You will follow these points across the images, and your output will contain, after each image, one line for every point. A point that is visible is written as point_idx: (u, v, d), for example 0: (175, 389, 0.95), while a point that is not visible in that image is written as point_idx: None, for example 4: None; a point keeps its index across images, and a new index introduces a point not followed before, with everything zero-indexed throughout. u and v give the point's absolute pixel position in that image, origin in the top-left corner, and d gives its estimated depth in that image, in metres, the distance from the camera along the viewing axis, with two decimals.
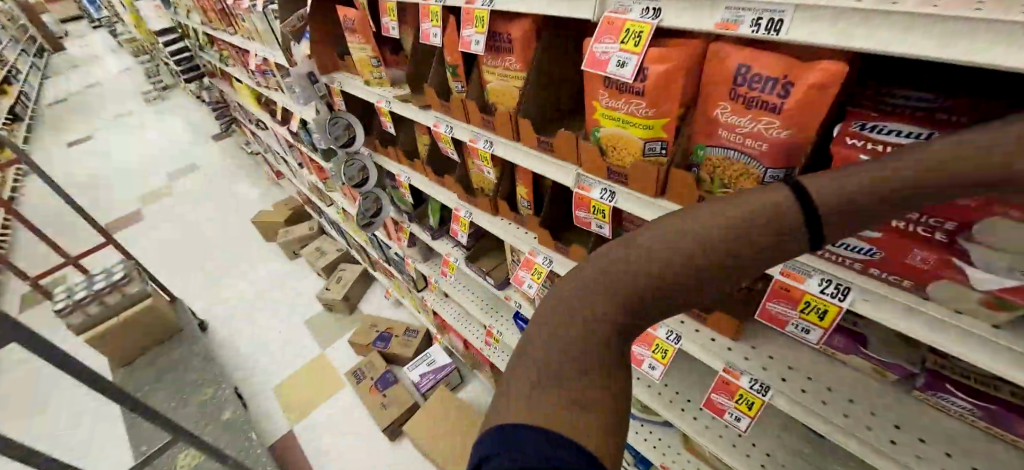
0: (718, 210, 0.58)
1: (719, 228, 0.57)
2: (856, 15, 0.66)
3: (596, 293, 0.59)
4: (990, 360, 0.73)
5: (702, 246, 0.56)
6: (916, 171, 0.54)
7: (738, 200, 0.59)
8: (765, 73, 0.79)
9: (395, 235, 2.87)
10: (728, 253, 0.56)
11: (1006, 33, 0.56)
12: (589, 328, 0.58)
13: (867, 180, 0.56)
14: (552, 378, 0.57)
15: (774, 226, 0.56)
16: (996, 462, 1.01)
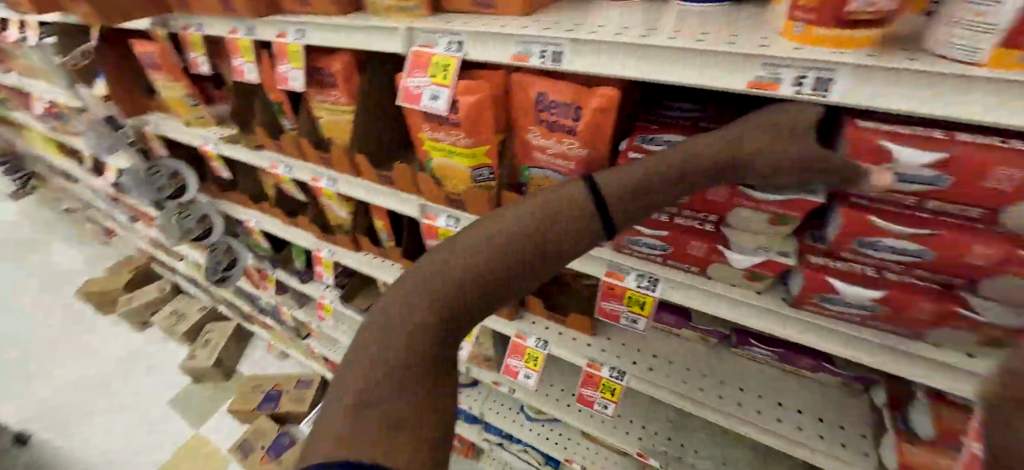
0: (524, 212, 0.67)
1: (524, 228, 0.66)
2: (617, 48, 0.76)
3: (423, 298, 0.64)
4: (762, 320, 0.89)
5: (511, 245, 0.65)
6: (670, 168, 0.70)
7: (542, 200, 0.69)
8: (559, 99, 0.87)
9: (260, 284, 2.52)
10: (533, 249, 0.66)
11: (720, 60, 0.68)
12: (418, 331, 0.63)
13: (636, 178, 0.70)
14: (383, 383, 0.62)
15: (569, 222, 0.67)
16: (791, 392, 1.32)
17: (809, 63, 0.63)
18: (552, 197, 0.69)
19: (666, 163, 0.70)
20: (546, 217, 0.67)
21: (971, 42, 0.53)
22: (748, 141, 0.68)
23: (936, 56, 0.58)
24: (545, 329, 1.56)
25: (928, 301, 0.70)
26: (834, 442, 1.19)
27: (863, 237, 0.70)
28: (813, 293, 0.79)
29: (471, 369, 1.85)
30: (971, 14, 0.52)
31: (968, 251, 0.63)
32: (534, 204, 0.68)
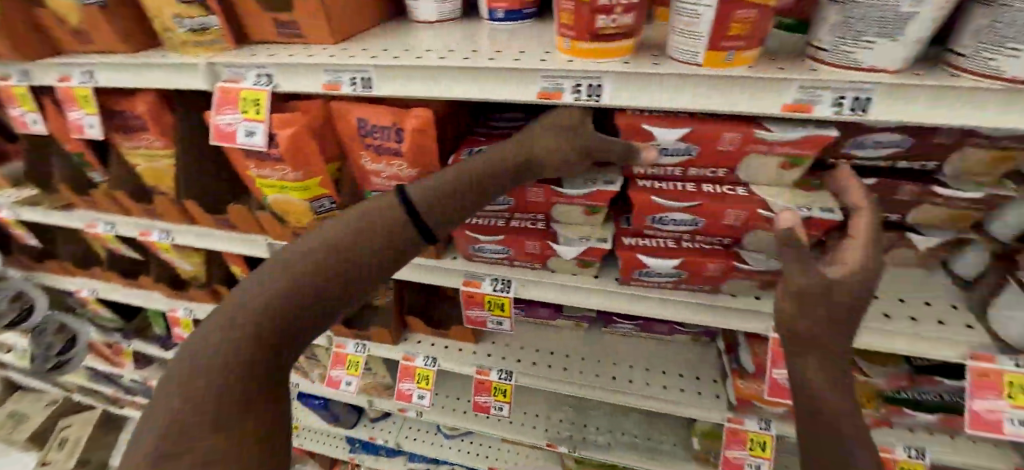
0: (346, 221, 0.69)
1: (346, 237, 0.67)
2: (422, 70, 0.81)
3: (240, 314, 0.62)
4: (607, 302, 0.97)
5: (332, 255, 0.65)
6: (480, 170, 0.75)
7: (365, 208, 0.70)
8: (381, 123, 0.89)
9: (114, 358, 2.11)
10: (356, 257, 0.66)
11: (510, 76, 0.77)
12: (236, 348, 0.61)
13: (452, 182, 0.74)
14: (192, 402, 0.59)
15: (390, 225, 0.69)
16: (657, 357, 1.44)
17: (579, 73, 0.73)
18: (374, 204, 0.71)
19: (477, 166, 0.76)
20: (368, 223, 0.68)
21: (689, 48, 0.65)
22: (543, 145, 0.77)
23: (669, 59, 0.71)
24: (431, 346, 1.52)
25: (717, 260, 0.83)
26: (693, 391, 1.34)
27: (655, 215, 0.82)
28: (632, 269, 0.89)
29: (373, 401, 1.75)
30: (684, 25, 0.64)
31: (726, 213, 0.77)
32: (356, 213, 0.70)
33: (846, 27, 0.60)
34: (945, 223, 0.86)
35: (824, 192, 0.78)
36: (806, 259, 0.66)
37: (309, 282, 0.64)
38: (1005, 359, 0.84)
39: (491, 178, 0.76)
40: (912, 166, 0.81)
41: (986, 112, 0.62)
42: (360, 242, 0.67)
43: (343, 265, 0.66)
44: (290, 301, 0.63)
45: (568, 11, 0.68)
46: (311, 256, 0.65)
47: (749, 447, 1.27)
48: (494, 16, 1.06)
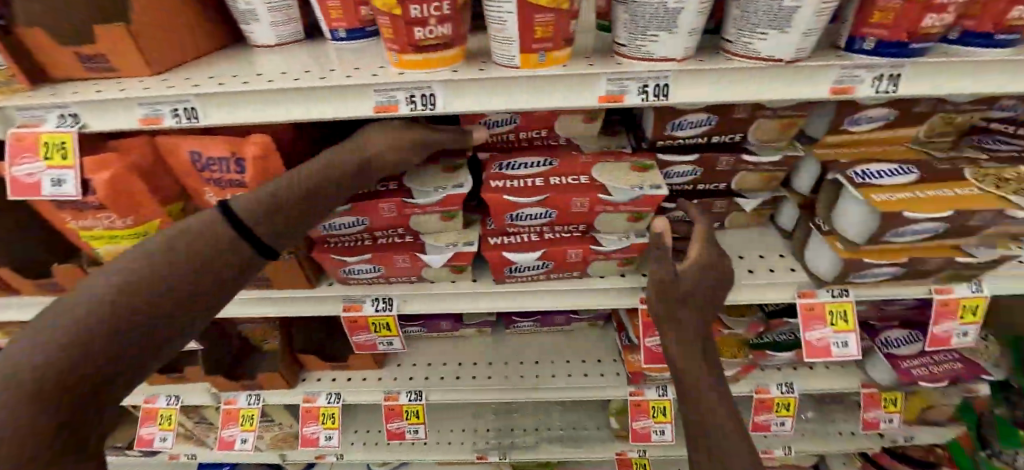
0: (176, 237, 0.67)
1: (172, 256, 0.65)
2: (252, 95, 0.79)
3: (47, 346, 0.57)
4: (489, 303, 0.98)
5: (160, 275, 0.64)
6: (321, 171, 0.74)
7: (196, 224, 0.69)
8: (216, 154, 0.85)
9: None
10: (188, 272, 0.65)
11: (345, 93, 0.78)
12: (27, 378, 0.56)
13: (290, 192, 0.72)
14: None
15: (227, 238, 0.69)
16: (567, 348, 1.40)
17: (411, 85, 0.76)
18: (206, 218, 0.70)
19: (316, 173, 0.74)
20: (202, 239, 0.67)
21: (505, 52, 0.72)
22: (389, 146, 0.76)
23: (493, 65, 0.77)
24: (333, 381, 1.34)
25: (576, 247, 0.88)
26: (601, 376, 1.33)
27: (510, 213, 0.85)
28: (502, 268, 0.91)
29: (284, 454, 1.55)
30: (497, 32, 0.70)
31: (572, 201, 0.83)
32: (188, 229, 0.68)
33: (633, 25, 0.69)
34: (760, 185, 0.99)
35: (653, 171, 0.86)
36: (668, 261, 0.78)
37: (136, 303, 0.62)
38: (825, 291, 0.97)
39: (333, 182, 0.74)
40: (724, 139, 0.92)
41: (756, 85, 0.75)
42: (193, 257, 0.66)
43: (173, 284, 0.64)
44: (110, 325, 0.60)
45: (387, 26, 0.71)
46: (135, 276, 0.63)
47: (651, 415, 1.32)
48: (336, 35, 1.01)
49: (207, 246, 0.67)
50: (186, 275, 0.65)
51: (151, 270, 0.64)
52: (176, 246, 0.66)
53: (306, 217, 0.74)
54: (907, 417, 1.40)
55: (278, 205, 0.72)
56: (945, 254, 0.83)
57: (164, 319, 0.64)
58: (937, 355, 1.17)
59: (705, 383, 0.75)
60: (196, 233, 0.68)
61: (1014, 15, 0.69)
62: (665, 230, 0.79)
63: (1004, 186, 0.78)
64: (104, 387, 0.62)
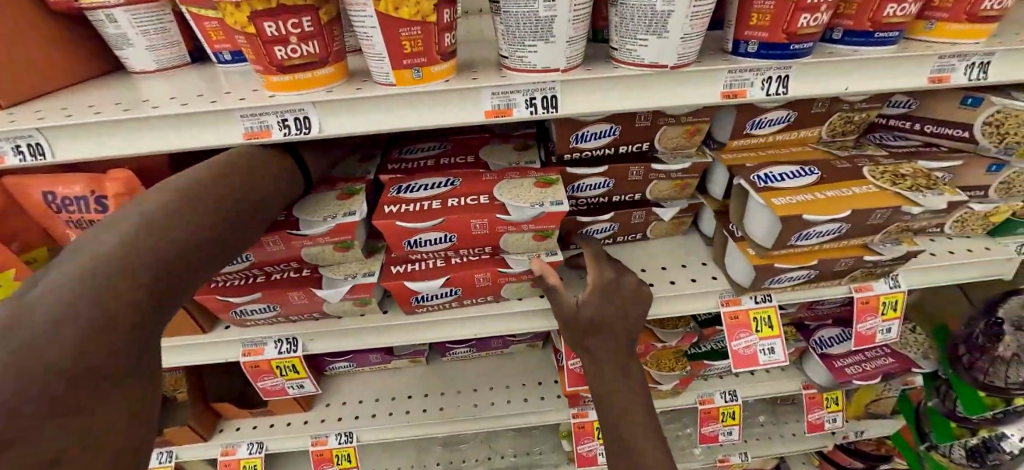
0: (142, 218, 0.54)
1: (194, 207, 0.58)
2: (104, 125, 0.71)
3: (35, 351, 0.40)
4: (402, 333, 0.91)
5: (143, 254, 0.51)
6: (254, 173, 0.69)
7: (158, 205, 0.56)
8: (73, 193, 0.76)
9: None
10: (173, 255, 0.53)
11: (210, 119, 0.71)
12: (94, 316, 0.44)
13: (231, 186, 0.64)
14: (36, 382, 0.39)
15: (198, 223, 0.58)
16: (508, 370, 1.32)
17: (282, 108, 0.70)
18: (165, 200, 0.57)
19: (245, 176, 0.67)
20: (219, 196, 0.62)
21: (380, 69, 0.68)
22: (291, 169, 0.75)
23: (371, 83, 0.72)
24: (254, 429, 1.21)
25: (482, 271, 0.83)
26: (542, 400, 1.24)
27: (409, 239, 0.78)
28: (408, 298, 0.84)
29: None
30: (367, 49, 0.66)
31: (471, 223, 0.77)
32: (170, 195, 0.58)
33: (510, 36, 0.67)
34: (676, 193, 0.96)
35: (557, 185, 0.81)
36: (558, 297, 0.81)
37: (134, 289, 0.48)
38: (746, 298, 0.92)
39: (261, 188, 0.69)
40: (632, 149, 0.89)
41: (646, 92, 0.73)
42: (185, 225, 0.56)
43: (162, 268, 0.52)
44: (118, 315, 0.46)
45: (246, 46, 0.66)
46: (113, 259, 0.48)
47: (596, 437, 1.23)
48: (220, 58, 0.94)
49: (184, 227, 0.56)
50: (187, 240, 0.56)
51: (131, 251, 0.50)
52: (167, 212, 0.56)
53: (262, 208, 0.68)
54: (855, 412, 1.38)
55: (233, 200, 0.64)
56: (855, 253, 0.81)
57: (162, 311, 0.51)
58: (868, 350, 1.12)
59: (628, 407, 0.76)
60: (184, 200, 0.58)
61: (887, 13, 0.71)
62: (546, 269, 0.82)
63: (899, 182, 0.78)
64: (127, 395, 0.47)
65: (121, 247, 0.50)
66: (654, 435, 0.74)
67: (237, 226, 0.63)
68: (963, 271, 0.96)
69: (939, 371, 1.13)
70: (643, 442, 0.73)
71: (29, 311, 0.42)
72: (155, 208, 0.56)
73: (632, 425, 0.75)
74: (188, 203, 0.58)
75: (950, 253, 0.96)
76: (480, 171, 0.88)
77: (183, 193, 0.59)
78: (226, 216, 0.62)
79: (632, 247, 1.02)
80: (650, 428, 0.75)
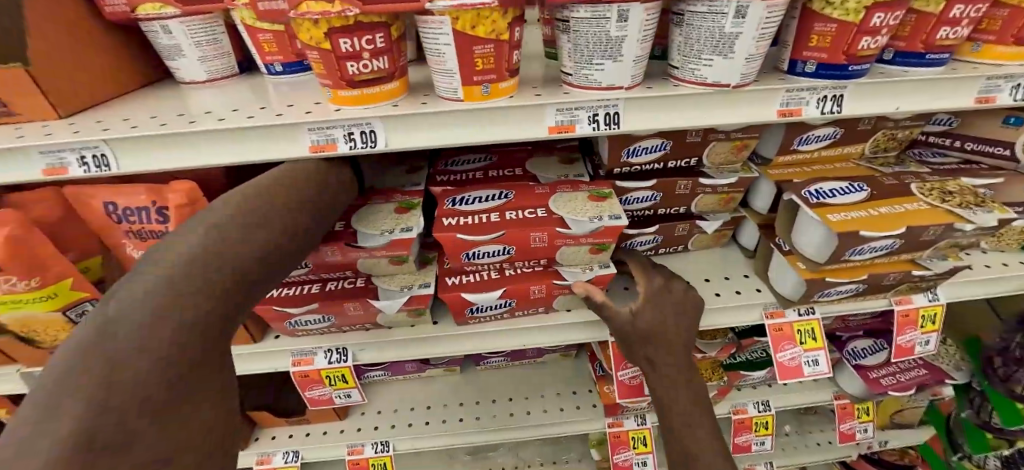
0: (213, 225, 0.58)
1: (284, 203, 0.65)
2: (171, 137, 0.72)
3: (139, 335, 0.47)
4: (452, 343, 0.91)
5: (212, 262, 0.55)
6: (313, 177, 0.72)
7: (229, 212, 0.60)
8: (134, 205, 0.77)
9: None
10: (241, 262, 0.57)
11: (276, 132, 0.72)
12: (197, 295, 0.52)
13: (295, 190, 0.68)
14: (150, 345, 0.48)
15: (262, 229, 0.61)
16: (541, 378, 1.33)
17: (348, 122, 0.71)
18: (234, 207, 0.61)
19: (306, 179, 0.70)
20: (306, 193, 0.68)
21: (448, 85, 0.69)
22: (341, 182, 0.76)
23: (436, 98, 0.73)
24: (290, 437, 1.22)
25: (538, 283, 0.84)
26: (577, 409, 1.25)
27: (466, 251, 0.80)
28: (463, 309, 0.85)
29: None
30: (437, 65, 0.67)
31: (531, 236, 0.79)
32: (261, 191, 0.64)
33: (578, 54, 0.68)
34: (719, 207, 0.97)
35: (611, 199, 0.83)
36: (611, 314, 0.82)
37: (209, 294, 0.53)
38: (790, 311, 0.94)
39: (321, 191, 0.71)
40: (679, 164, 0.91)
41: (705, 109, 0.74)
42: (277, 218, 0.63)
43: (229, 274, 0.56)
44: (195, 318, 0.51)
45: (317, 61, 0.67)
46: (188, 265, 0.53)
47: (632, 446, 1.22)
48: (271, 69, 0.94)
49: (251, 233, 0.59)
50: (276, 232, 0.62)
51: (204, 259, 0.54)
52: (259, 206, 0.62)
53: (332, 210, 0.73)
54: (880, 423, 1.38)
55: (297, 199, 0.67)
56: (902, 268, 0.83)
57: (233, 314, 0.56)
58: (901, 362, 1.14)
59: (687, 418, 0.80)
60: (274, 196, 0.64)
61: (941, 36, 0.73)
62: (591, 289, 0.82)
63: (948, 199, 0.79)
64: (202, 394, 0.52)
65: (199, 252, 0.55)
66: (711, 445, 0.79)
67: (302, 227, 0.66)
68: (1000, 286, 0.97)
69: (973, 383, 1.15)
70: (701, 451, 0.78)
71: (124, 308, 0.49)
72: (225, 216, 0.60)
73: (690, 436, 0.79)
74: (253, 210, 0.62)
75: (987, 267, 0.98)
76: (531, 183, 0.89)
77: (255, 201, 0.63)
78: (293, 221, 0.65)
79: (673, 258, 1.04)
80: (704, 434, 0.79)
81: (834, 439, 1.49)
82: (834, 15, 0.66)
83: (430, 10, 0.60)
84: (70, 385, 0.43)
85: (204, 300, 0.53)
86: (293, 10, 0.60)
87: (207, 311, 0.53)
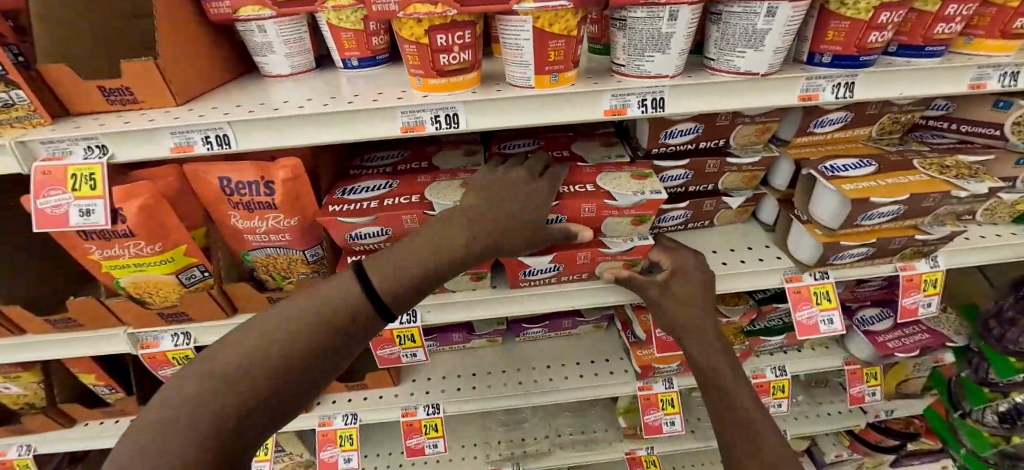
0: (330, 297, 0.69)
1: (413, 255, 0.75)
2: (282, 121, 0.84)
3: (256, 353, 0.63)
4: (506, 304, 1.07)
5: (307, 342, 0.66)
6: (463, 234, 0.78)
7: (363, 274, 0.72)
8: (244, 180, 0.90)
9: None
10: (339, 340, 0.68)
11: (372, 115, 0.85)
12: (302, 335, 0.65)
13: (422, 259, 0.75)
14: (257, 361, 0.63)
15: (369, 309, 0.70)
16: (576, 349, 1.45)
17: (435, 106, 0.84)
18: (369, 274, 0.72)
19: (449, 237, 0.77)
20: (445, 232, 0.78)
21: (522, 75, 0.82)
22: (503, 189, 0.84)
23: (508, 86, 0.86)
24: (350, 401, 1.34)
25: (584, 250, 0.99)
26: (611, 374, 1.37)
27: None
28: (518, 272, 1.01)
29: None
30: (514, 57, 0.80)
31: (582, 207, 0.91)
32: (403, 246, 0.76)
33: (631, 48, 0.81)
34: (743, 184, 1.09)
35: (652, 178, 0.95)
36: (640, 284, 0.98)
37: (311, 336, 0.66)
38: (807, 275, 1.06)
39: (454, 252, 0.77)
40: (709, 145, 1.03)
41: (737, 95, 0.87)
42: (397, 276, 0.72)
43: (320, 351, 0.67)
44: (276, 380, 0.64)
45: (412, 53, 0.79)
46: (304, 314, 0.67)
47: (661, 408, 1.36)
48: (348, 64, 1.05)
49: (350, 316, 0.69)
50: (393, 292, 0.72)
51: (298, 336, 0.65)
52: (392, 262, 0.74)
53: (499, 219, 0.81)
54: (886, 392, 1.50)
55: (416, 263, 0.74)
56: (907, 233, 0.97)
57: (321, 366, 0.68)
58: (906, 327, 1.26)
59: (731, 386, 0.90)
60: (413, 249, 0.75)
61: (938, 31, 0.85)
62: (619, 273, 1.01)
63: (946, 172, 0.92)
64: (270, 411, 0.65)
65: (327, 303, 0.68)
66: (762, 417, 0.85)
67: (422, 279, 0.74)
68: (994, 254, 1.10)
69: (971, 344, 1.28)
70: (753, 421, 0.84)
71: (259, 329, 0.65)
72: (345, 283, 0.71)
73: (737, 412, 0.87)
74: (377, 287, 0.71)
75: (982, 237, 1.10)
76: (580, 163, 1.01)
77: (381, 258, 0.74)
78: (413, 272, 0.74)
79: (699, 232, 1.17)
80: (754, 407, 0.87)
81: (844, 409, 1.61)
82: (847, 13, 0.79)
83: (515, 11, 0.72)
84: (204, 374, 0.62)
85: (291, 368, 0.65)
86: (402, 10, 0.72)
87: (293, 353, 0.65)
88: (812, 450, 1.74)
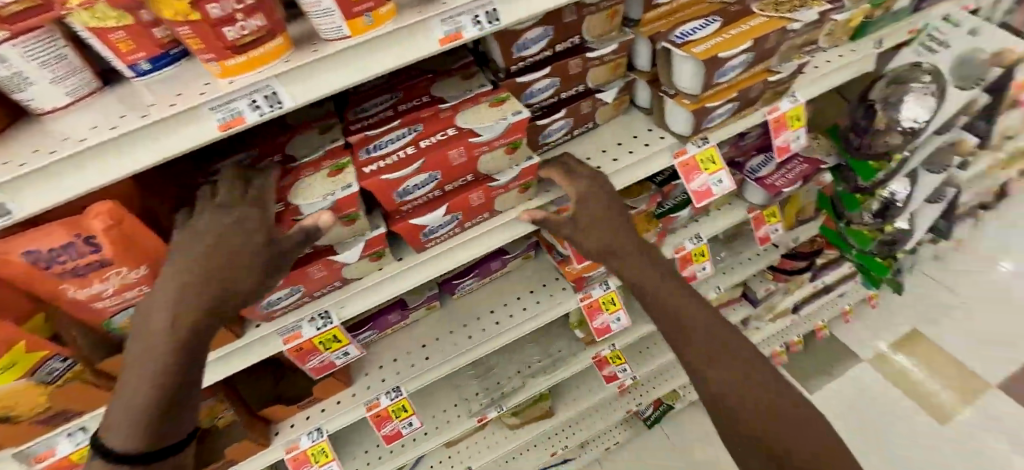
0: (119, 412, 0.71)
1: (157, 335, 0.68)
2: (68, 162, 0.68)
3: None
4: (420, 271, 1.02)
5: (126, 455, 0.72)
6: (161, 341, 0.68)
7: (121, 392, 0.70)
8: (56, 245, 0.73)
9: None
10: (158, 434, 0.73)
11: (178, 121, 0.71)
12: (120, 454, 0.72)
13: (169, 326, 0.68)
14: None
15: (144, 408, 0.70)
16: (511, 283, 1.45)
17: (248, 90, 0.71)
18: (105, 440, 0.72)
19: (144, 345, 0.68)
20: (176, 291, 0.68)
21: (332, 26, 0.69)
22: (248, 204, 0.75)
23: (324, 43, 0.74)
24: (308, 419, 1.28)
25: (475, 190, 0.94)
26: (553, 296, 1.39)
27: (397, 189, 0.86)
28: (418, 235, 0.96)
29: None
30: (313, 8, 0.66)
31: (450, 155, 0.86)
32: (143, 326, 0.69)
33: None
34: (610, 76, 1.06)
35: (510, 101, 0.90)
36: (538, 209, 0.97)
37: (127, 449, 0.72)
38: (691, 146, 1.08)
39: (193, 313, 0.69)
40: (566, 45, 0.98)
41: None
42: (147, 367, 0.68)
43: None
44: None
45: (189, 36, 0.62)
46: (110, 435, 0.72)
47: (604, 309, 1.41)
48: (139, 70, 0.79)
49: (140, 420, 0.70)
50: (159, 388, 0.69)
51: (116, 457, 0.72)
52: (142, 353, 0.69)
53: (226, 259, 0.70)
54: (789, 225, 1.65)
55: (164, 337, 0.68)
56: (762, 78, 1.00)
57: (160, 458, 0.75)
58: (787, 163, 1.35)
59: (652, 282, 0.91)
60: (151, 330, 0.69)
61: None
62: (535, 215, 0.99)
63: (782, 8, 0.96)
64: None
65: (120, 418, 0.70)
66: (684, 301, 0.88)
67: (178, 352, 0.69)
68: (841, 73, 1.18)
69: (840, 160, 1.42)
70: (683, 315, 0.86)
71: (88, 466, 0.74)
72: (137, 361, 0.70)
73: (663, 301, 0.89)
74: (119, 449, 0.71)
75: (828, 62, 1.17)
76: (439, 107, 0.93)
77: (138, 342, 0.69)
78: (168, 349, 0.69)
79: (587, 136, 1.14)
80: (679, 291, 0.90)
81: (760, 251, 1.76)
82: None
83: None
84: None
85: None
86: None
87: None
88: (746, 294, 1.90)
